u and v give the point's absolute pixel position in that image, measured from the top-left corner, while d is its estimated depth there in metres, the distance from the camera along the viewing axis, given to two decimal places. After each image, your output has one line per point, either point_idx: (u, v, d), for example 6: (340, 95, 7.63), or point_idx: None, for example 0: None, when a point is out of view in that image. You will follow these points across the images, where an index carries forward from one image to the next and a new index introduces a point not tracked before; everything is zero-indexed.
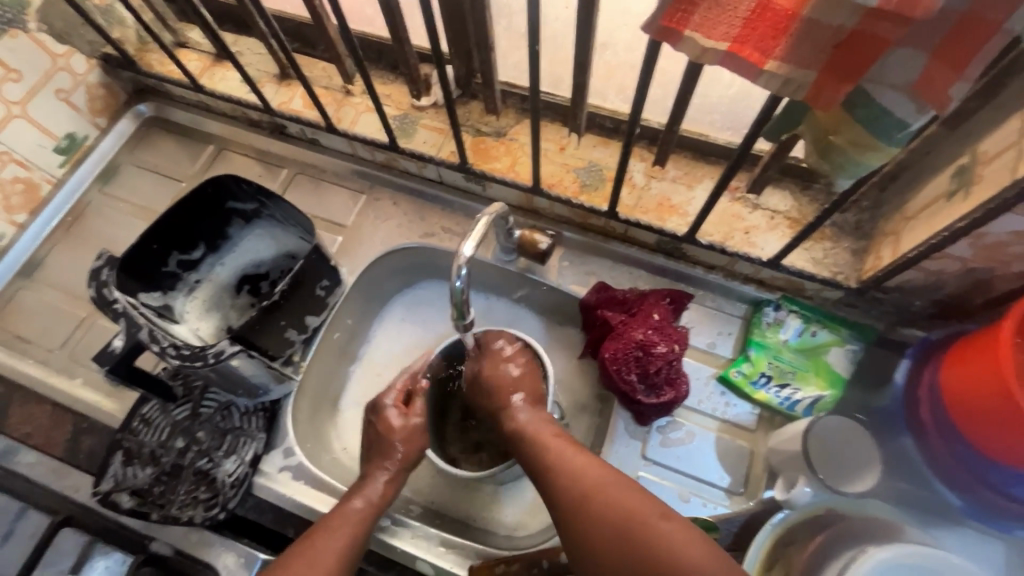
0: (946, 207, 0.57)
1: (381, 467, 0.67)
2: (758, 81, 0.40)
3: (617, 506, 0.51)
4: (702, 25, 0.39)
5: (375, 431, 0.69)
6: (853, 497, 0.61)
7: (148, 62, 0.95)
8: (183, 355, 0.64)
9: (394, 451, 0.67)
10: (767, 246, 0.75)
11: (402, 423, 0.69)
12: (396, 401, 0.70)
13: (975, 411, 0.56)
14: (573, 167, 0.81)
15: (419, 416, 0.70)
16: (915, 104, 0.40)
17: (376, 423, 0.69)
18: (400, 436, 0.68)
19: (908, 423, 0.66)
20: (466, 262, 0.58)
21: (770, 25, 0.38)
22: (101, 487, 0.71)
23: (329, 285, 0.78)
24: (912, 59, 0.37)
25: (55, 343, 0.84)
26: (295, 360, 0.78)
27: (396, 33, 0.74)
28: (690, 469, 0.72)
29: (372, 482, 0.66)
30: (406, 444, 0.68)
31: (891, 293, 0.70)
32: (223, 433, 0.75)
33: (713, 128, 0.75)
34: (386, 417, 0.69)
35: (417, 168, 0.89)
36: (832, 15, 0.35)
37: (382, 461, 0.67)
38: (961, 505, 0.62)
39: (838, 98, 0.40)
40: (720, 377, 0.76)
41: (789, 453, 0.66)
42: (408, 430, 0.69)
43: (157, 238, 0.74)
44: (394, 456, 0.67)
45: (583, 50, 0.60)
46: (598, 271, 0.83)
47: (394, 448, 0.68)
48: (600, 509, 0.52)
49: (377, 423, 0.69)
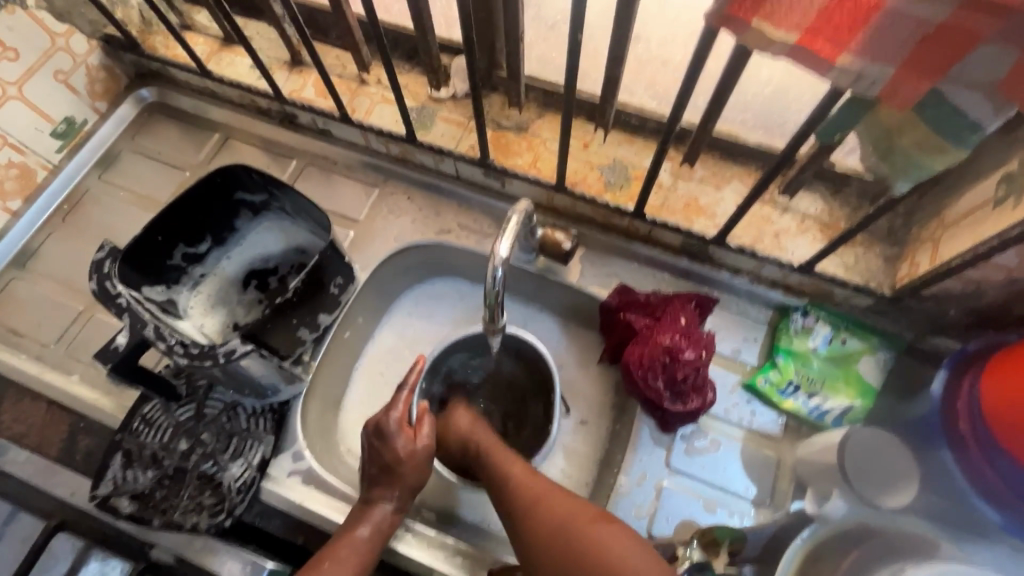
0: (992, 215, 0.56)
1: (388, 496, 0.64)
2: (827, 75, 0.38)
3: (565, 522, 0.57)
4: (772, 14, 0.36)
5: (379, 459, 0.65)
6: (886, 512, 0.59)
7: (152, 44, 0.90)
8: (191, 354, 0.61)
9: (400, 480, 0.64)
10: (797, 251, 0.73)
11: (410, 449, 0.65)
12: (402, 426, 0.65)
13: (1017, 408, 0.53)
14: (597, 164, 0.79)
15: (427, 440, 0.66)
16: (993, 104, 0.37)
17: (380, 449, 0.65)
18: (406, 464, 0.64)
19: (946, 437, 0.61)
20: (501, 263, 0.56)
21: (846, 16, 0.35)
22: (100, 491, 0.68)
23: (343, 283, 0.74)
24: (1000, 55, 0.34)
25: (51, 337, 0.79)
26: (305, 360, 0.72)
27: (419, 19, 0.71)
28: (715, 479, 0.70)
29: (378, 509, 0.64)
30: (415, 471, 0.65)
31: (926, 301, 0.68)
32: (229, 435, 0.71)
33: (744, 128, 0.72)
34: (392, 444, 0.64)
35: (433, 162, 0.86)
36: (919, 6, 0.33)
37: (387, 489, 0.64)
38: (1000, 521, 0.58)
39: (916, 96, 0.38)
40: (746, 385, 0.74)
41: (819, 465, 0.64)
42: (416, 458, 0.65)
43: (162, 229, 0.70)
44: (400, 486, 0.65)
45: (620, 43, 0.58)
46: (619, 271, 0.81)
47: (400, 478, 0.64)
48: (549, 527, 0.58)
49: (381, 449, 0.65)
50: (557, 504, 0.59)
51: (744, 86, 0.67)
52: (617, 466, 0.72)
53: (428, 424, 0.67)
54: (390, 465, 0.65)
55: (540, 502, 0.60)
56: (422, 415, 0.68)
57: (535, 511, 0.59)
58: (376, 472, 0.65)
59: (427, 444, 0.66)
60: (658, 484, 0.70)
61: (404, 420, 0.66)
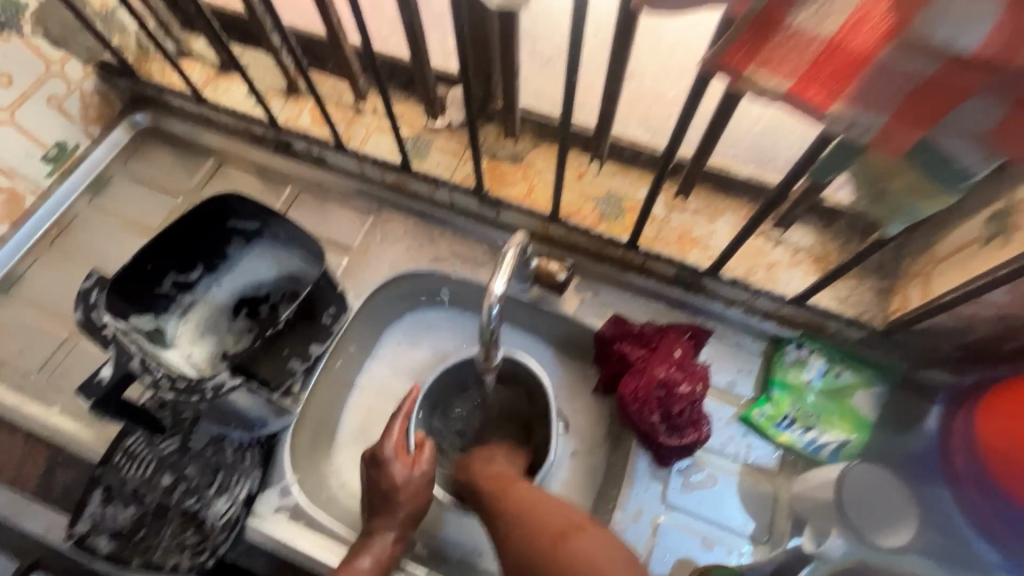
0: (982, 253, 0.57)
1: (387, 526, 0.63)
2: (821, 122, 0.39)
3: (544, 530, 0.57)
4: (767, 61, 0.37)
5: (378, 488, 0.64)
6: (887, 551, 0.57)
7: (149, 71, 0.91)
8: (177, 388, 0.60)
9: (399, 508, 0.63)
10: (790, 283, 0.73)
11: (407, 476, 0.64)
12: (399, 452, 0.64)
13: None
14: (591, 196, 0.79)
15: (427, 465, 0.65)
16: (983, 151, 0.37)
17: (378, 478, 0.64)
18: (405, 491, 0.63)
19: (944, 474, 0.63)
20: (498, 299, 0.56)
21: (839, 67, 0.36)
22: (77, 529, 0.65)
23: (337, 312, 0.73)
24: (990, 109, 0.34)
25: (32, 366, 0.77)
26: (294, 391, 0.70)
27: (416, 53, 0.72)
28: (713, 515, 0.69)
29: (380, 539, 0.62)
30: (410, 502, 0.63)
31: (918, 335, 0.68)
32: (214, 470, 0.69)
33: (736, 162, 0.73)
34: (390, 472, 0.63)
35: (428, 191, 0.86)
36: (908, 62, 0.33)
37: (387, 519, 0.63)
38: (998, 560, 0.58)
39: (909, 142, 0.38)
40: (742, 418, 0.73)
41: (819, 502, 0.63)
42: (415, 486, 0.64)
43: (152, 257, 0.69)
44: (400, 514, 0.63)
45: (615, 80, 0.59)
46: (614, 302, 0.81)
47: (400, 506, 0.63)
48: (530, 533, 0.57)
49: (379, 479, 0.64)
50: (539, 516, 0.58)
51: (734, 122, 0.68)
52: (613, 501, 0.71)
53: (427, 448, 0.66)
54: (390, 493, 0.63)
55: (525, 512, 0.59)
56: (421, 441, 0.67)
57: (512, 506, 0.61)
58: (376, 501, 0.64)
59: (427, 470, 0.65)
60: (654, 520, 0.69)
61: (399, 447, 0.65)
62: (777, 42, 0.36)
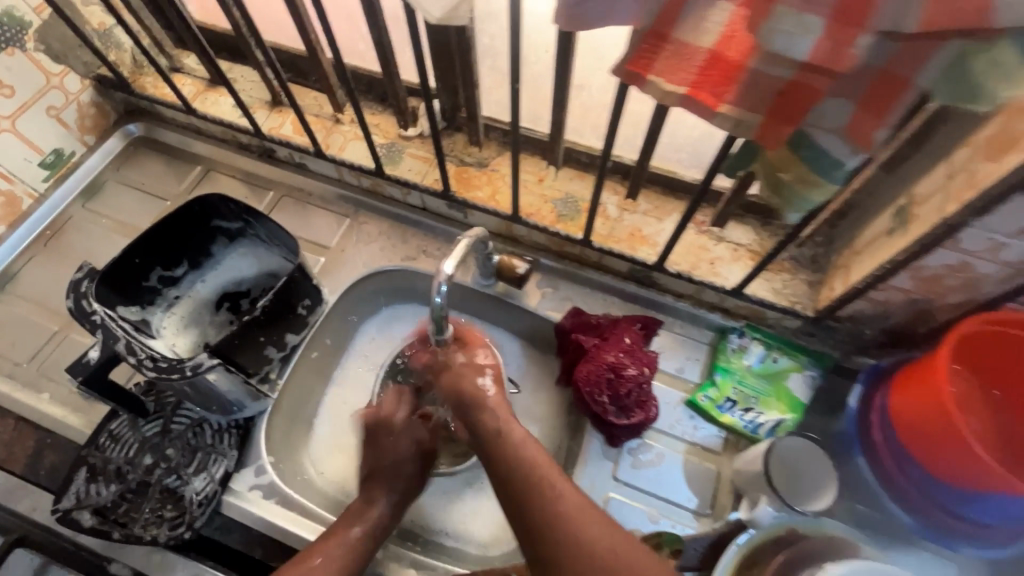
0: (889, 241, 0.63)
1: (386, 494, 0.68)
2: (714, 121, 0.45)
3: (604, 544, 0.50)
4: (664, 70, 0.43)
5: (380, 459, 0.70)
6: (813, 518, 0.64)
7: (142, 84, 0.97)
8: (159, 367, 0.65)
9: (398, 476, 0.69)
10: (731, 276, 0.79)
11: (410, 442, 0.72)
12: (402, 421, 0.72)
13: (942, 442, 0.59)
14: (551, 198, 0.86)
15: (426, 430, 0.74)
16: (848, 145, 0.43)
17: (383, 448, 0.71)
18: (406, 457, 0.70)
19: (861, 444, 0.70)
20: (446, 279, 0.61)
21: (722, 74, 0.42)
22: (62, 504, 0.69)
23: (311, 304, 0.79)
24: (842, 108, 0.41)
25: (24, 356, 0.82)
26: (271, 377, 0.79)
27: (387, 67, 0.79)
28: (660, 490, 0.74)
29: (376, 508, 0.67)
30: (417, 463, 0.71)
31: (844, 322, 0.74)
32: (194, 450, 0.74)
33: (680, 166, 0.80)
34: (393, 441, 0.71)
35: (401, 195, 0.93)
36: (772, 68, 0.40)
37: (386, 486, 0.69)
38: (914, 524, 0.66)
39: (782, 138, 0.44)
40: (689, 402, 0.78)
41: (751, 474, 0.68)
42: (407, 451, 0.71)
43: (140, 252, 0.75)
44: (396, 488, 0.69)
45: (561, 89, 0.66)
46: (573, 296, 0.87)
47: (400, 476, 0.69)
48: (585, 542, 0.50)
49: (383, 450, 0.71)
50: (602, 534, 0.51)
51: (673, 129, 0.75)
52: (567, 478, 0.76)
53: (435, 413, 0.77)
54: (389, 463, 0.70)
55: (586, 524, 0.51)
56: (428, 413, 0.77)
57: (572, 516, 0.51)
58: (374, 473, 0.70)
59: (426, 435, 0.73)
60: (606, 496, 0.74)
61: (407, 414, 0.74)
62: (670, 54, 0.43)
